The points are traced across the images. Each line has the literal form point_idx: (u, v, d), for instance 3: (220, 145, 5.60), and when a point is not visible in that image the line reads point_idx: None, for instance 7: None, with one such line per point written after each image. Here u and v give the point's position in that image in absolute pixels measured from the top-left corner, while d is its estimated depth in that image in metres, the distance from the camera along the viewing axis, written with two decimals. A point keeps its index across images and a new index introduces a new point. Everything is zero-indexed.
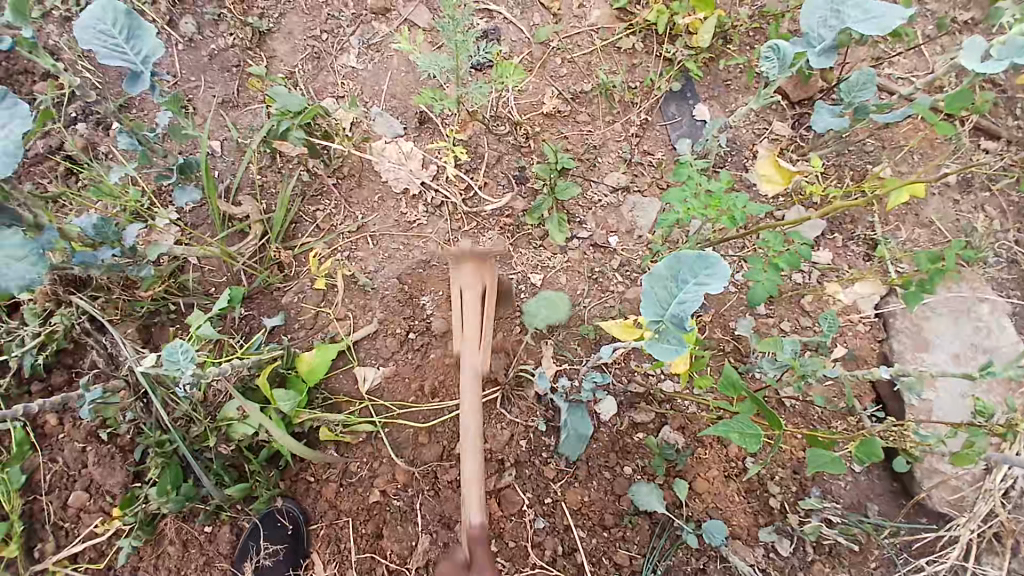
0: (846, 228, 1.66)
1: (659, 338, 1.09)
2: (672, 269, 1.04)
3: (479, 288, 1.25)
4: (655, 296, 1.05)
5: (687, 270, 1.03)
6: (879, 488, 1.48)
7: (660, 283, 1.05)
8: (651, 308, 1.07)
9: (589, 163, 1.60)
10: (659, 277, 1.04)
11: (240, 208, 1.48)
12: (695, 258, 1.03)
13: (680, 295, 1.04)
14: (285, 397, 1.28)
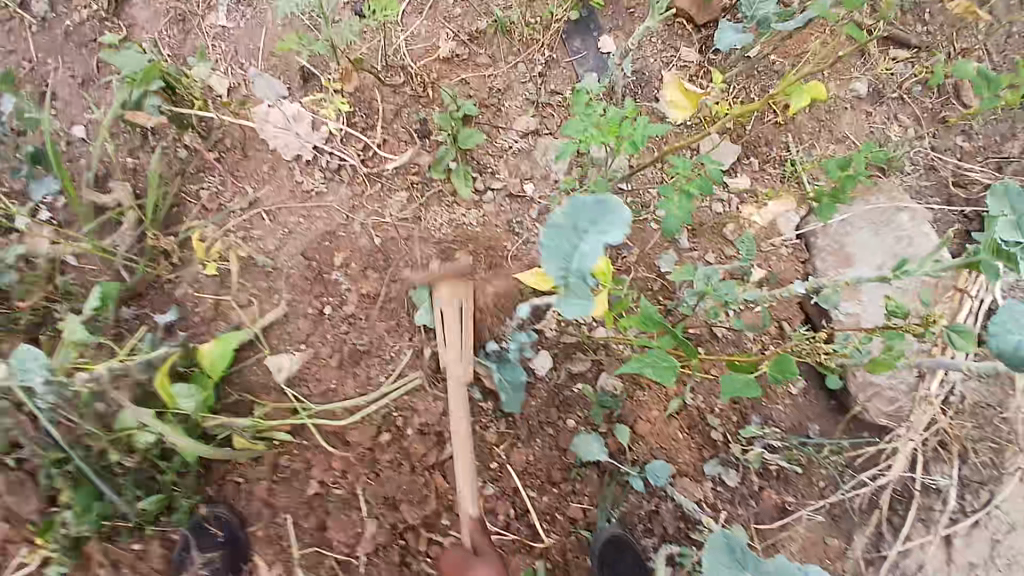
0: (763, 150, 1.62)
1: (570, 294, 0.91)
2: (570, 216, 0.88)
3: (458, 304, 1.31)
4: (560, 247, 0.88)
5: (586, 215, 0.87)
6: (819, 407, 1.51)
7: (562, 234, 0.88)
8: (555, 262, 0.89)
9: (494, 108, 1.50)
10: (560, 228, 0.88)
11: (110, 195, 1.35)
12: (594, 201, 0.87)
13: (583, 247, 0.88)
14: (185, 395, 1.17)
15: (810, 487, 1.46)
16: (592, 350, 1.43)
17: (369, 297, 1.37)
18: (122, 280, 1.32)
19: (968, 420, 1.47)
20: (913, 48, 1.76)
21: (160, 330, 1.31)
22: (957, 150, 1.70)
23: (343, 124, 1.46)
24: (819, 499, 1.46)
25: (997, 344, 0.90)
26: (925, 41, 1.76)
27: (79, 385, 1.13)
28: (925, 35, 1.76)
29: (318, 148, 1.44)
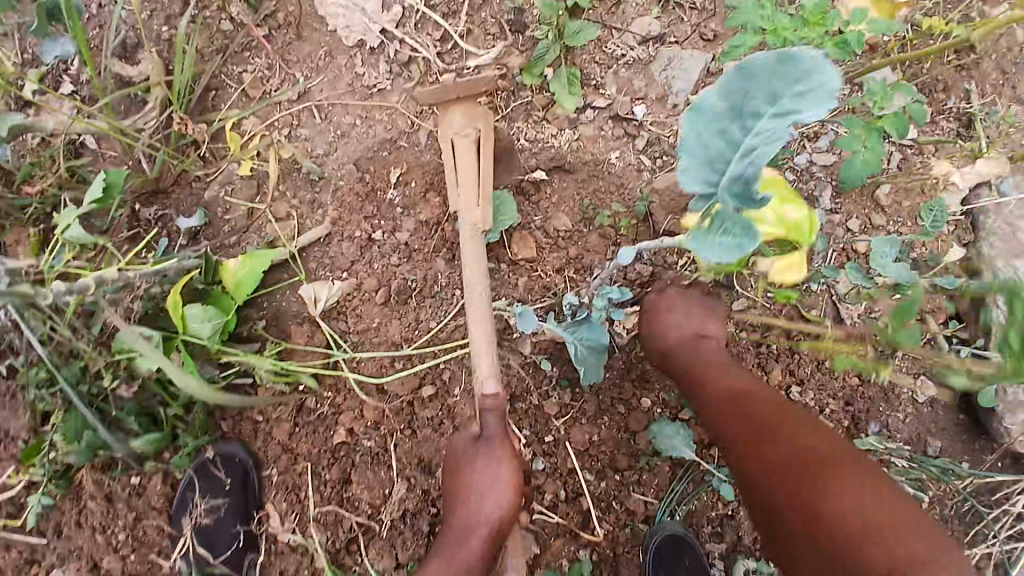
0: (936, 97, 1.28)
1: (714, 230, 0.74)
2: (743, 81, 0.68)
3: (472, 132, 1.00)
4: (705, 147, 0.72)
5: (768, 80, 0.68)
6: (945, 420, 1.25)
7: (716, 108, 0.70)
8: (696, 176, 0.73)
9: (611, 3, 1.16)
10: (708, 112, 0.70)
11: (137, 69, 1.14)
12: (778, 58, 0.68)
13: (748, 139, 0.69)
14: (202, 319, 0.98)
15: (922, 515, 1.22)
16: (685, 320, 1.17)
17: (428, 226, 1.13)
18: (142, 173, 1.09)
19: None
20: None
21: (184, 236, 1.10)
22: None
23: (422, 6, 1.16)
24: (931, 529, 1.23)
25: None
26: None
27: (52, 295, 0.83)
28: None
29: (386, 34, 1.15)
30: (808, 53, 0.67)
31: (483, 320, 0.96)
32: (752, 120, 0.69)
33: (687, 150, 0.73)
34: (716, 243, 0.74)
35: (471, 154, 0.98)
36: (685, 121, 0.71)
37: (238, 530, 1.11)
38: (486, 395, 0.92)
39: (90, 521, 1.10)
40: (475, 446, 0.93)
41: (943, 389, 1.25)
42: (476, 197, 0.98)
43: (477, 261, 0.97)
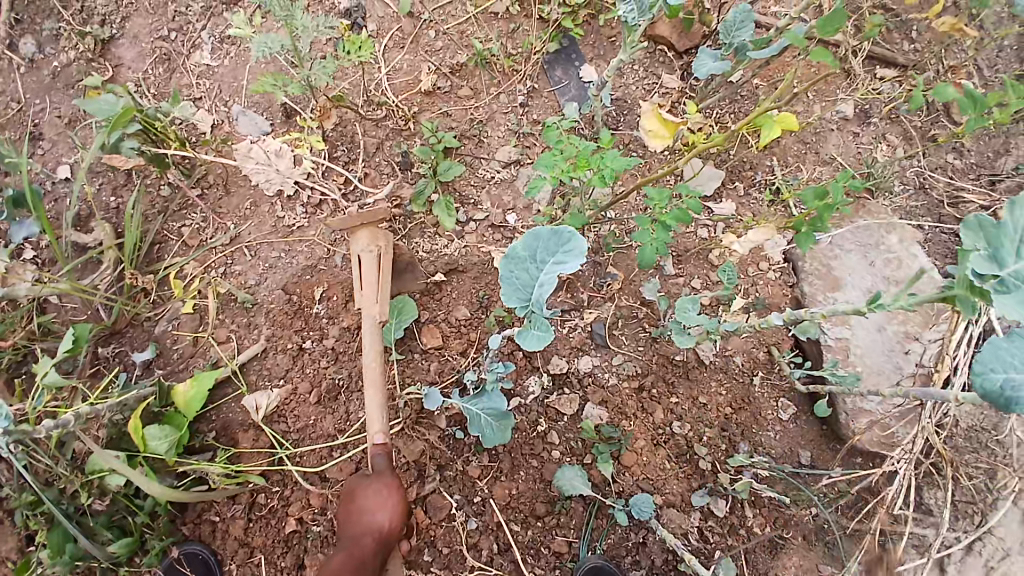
0: (747, 176, 1.62)
1: (531, 327, 1.03)
2: (529, 248, 0.98)
3: (375, 251, 1.25)
4: (521, 280, 1.00)
5: (545, 248, 0.97)
6: (809, 433, 1.45)
7: (520, 261, 0.99)
8: (514, 295, 1.00)
9: (476, 140, 1.51)
10: (518, 259, 0.98)
11: (91, 235, 1.35)
12: (551, 233, 0.97)
13: (540, 277, 0.99)
14: (157, 436, 1.17)
15: (799, 522, 1.40)
16: (573, 382, 1.42)
17: (349, 330, 1.36)
18: (101, 320, 1.31)
19: (963, 443, 1.39)
20: (899, 68, 1.78)
21: (139, 367, 1.30)
22: (947, 168, 1.69)
23: (325, 161, 1.45)
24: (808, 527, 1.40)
25: (983, 382, 0.84)
26: (909, 60, 1.76)
27: (39, 431, 1.04)
28: (911, 52, 1.79)
29: (299, 184, 1.43)
30: (574, 232, 0.97)
31: (377, 389, 1.18)
32: (543, 265, 0.98)
33: (507, 282, 1.00)
34: (535, 336, 1.04)
35: (373, 267, 1.24)
36: (503, 265, 0.99)
37: None
38: (374, 445, 1.15)
39: None
40: (366, 479, 1.17)
41: (801, 406, 1.47)
42: (376, 296, 1.23)
43: (373, 343, 1.20)
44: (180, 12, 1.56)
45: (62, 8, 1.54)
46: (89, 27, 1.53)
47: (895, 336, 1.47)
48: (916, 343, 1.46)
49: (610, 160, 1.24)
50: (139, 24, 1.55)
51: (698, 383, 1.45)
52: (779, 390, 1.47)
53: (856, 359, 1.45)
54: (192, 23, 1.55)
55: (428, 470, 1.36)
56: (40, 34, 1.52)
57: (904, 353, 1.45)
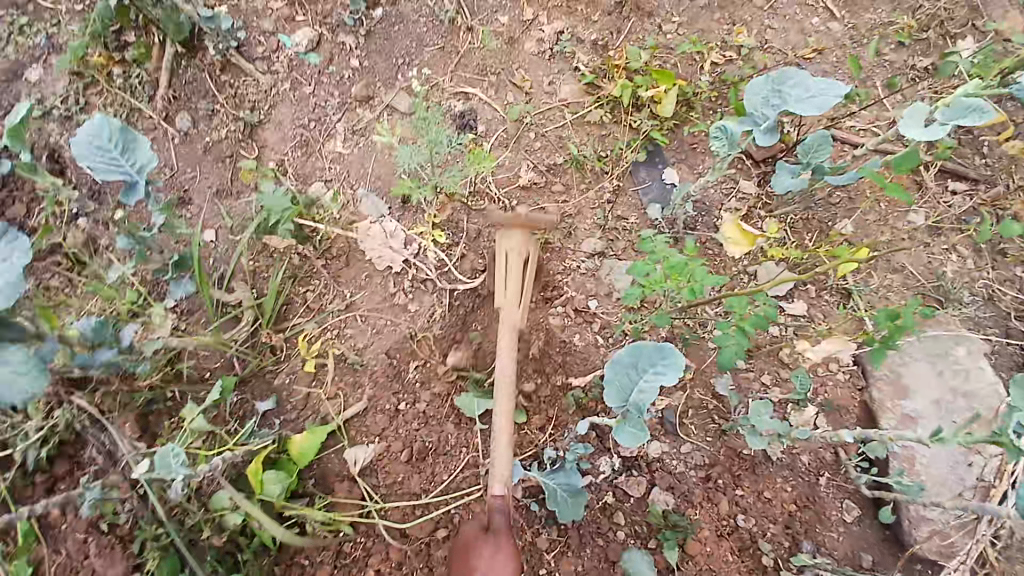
0: (819, 279, 1.69)
1: (626, 424, 1.24)
2: (634, 358, 1.20)
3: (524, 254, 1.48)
4: (623, 383, 1.22)
5: (647, 359, 1.20)
6: (871, 537, 1.47)
7: (625, 368, 1.20)
8: (615, 395, 1.22)
9: (566, 231, 1.68)
10: (624, 365, 1.20)
11: (230, 295, 1.56)
12: (655, 348, 1.19)
13: (640, 382, 1.21)
14: (275, 481, 1.32)
15: None
16: (641, 462, 1.50)
17: (440, 397, 1.50)
18: (233, 369, 1.51)
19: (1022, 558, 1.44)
20: (970, 182, 1.86)
21: (259, 415, 1.47)
22: (1018, 283, 1.74)
23: (434, 248, 1.64)
24: None
25: None
26: (984, 175, 1.85)
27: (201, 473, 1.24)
28: (983, 168, 1.86)
29: (407, 262, 1.62)
30: (673, 347, 1.20)
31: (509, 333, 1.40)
32: (643, 372, 1.21)
33: (610, 384, 1.22)
34: (629, 434, 1.24)
35: (519, 269, 1.47)
36: (609, 369, 1.21)
37: None
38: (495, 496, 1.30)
39: None
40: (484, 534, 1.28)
41: (866, 509, 1.49)
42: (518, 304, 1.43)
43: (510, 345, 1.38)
44: (320, 105, 1.82)
45: (219, 92, 1.82)
46: (241, 112, 1.81)
47: (960, 448, 1.48)
48: (980, 456, 1.47)
49: (699, 273, 1.46)
50: (284, 112, 1.82)
51: (763, 478, 1.50)
52: (845, 491, 1.49)
53: (920, 469, 1.47)
54: (329, 115, 1.81)
55: None
56: (195, 113, 1.81)
57: (968, 466, 1.47)
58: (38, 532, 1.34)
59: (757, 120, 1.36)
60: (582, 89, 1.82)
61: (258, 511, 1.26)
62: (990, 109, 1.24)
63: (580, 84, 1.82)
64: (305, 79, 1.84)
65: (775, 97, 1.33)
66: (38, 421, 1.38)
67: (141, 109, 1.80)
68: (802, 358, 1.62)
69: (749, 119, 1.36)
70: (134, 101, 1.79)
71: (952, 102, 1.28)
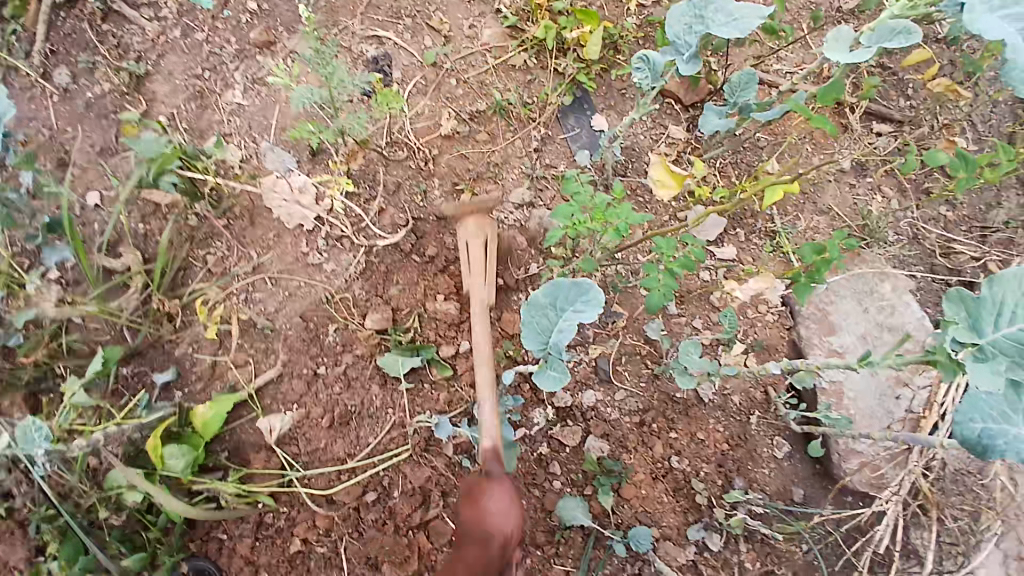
0: (747, 222, 1.69)
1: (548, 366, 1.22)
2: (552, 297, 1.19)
3: (482, 239, 1.42)
4: (541, 323, 1.20)
5: (566, 297, 1.19)
6: (802, 471, 1.49)
7: (544, 307, 1.19)
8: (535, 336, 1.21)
9: (491, 181, 1.60)
10: (541, 305, 1.19)
11: (120, 260, 1.41)
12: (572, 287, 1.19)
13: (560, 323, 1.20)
14: (175, 455, 1.21)
15: (790, 558, 1.44)
16: (574, 412, 1.47)
17: (362, 358, 1.42)
18: (126, 341, 1.37)
19: (949, 486, 1.49)
20: (895, 123, 1.87)
21: (159, 388, 1.35)
22: (939, 220, 1.78)
23: (341, 199, 1.52)
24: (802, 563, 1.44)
25: (963, 430, 1.00)
26: (907, 116, 1.87)
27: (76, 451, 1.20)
28: (905, 109, 1.89)
29: (320, 218, 1.50)
30: (589, 286, 1.22)
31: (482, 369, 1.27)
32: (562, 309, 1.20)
33: (530, 324, 1.20)
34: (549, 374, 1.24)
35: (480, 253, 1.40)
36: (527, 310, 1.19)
37: None
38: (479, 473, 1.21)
39: None
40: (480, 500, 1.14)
41: (797, 445, 1.50)
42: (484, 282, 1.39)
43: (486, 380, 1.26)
44: (216, 52, 1.65)
45: (100, 43, 1.63)
46: (126, 62, 1.62)
47: (886, 380, 1.51)
48: (906, 390, 1.51)
49: (624, 212, 1.40)
50: (176, 62, 1.64)
51: (696, 419, 1.49)
52: (775, 429, 1.50)
53: (848, 402, 1.49)
54: (227, 63, 1.65)
55: (431, 498, 1.36)
56: (75, 67, 1.60)
57: (896, 398, 1.50)
58: None
59: (680, 48, 1.30)
60: (504, 32, 1.72)
61: (156, 487, 1.17)
62: (915, 31, 1.20)
63: (502, 27, 1.72)
64: (197, 25, 1.66)
65: (698, 24, 1.27)
66: None
67: (16, 67, 1.58)
68: (729, 298, 1.59)
69: (673, 48, 1.30)
70: (6, 58, 1.58)
71: (872, 27, 1.25)
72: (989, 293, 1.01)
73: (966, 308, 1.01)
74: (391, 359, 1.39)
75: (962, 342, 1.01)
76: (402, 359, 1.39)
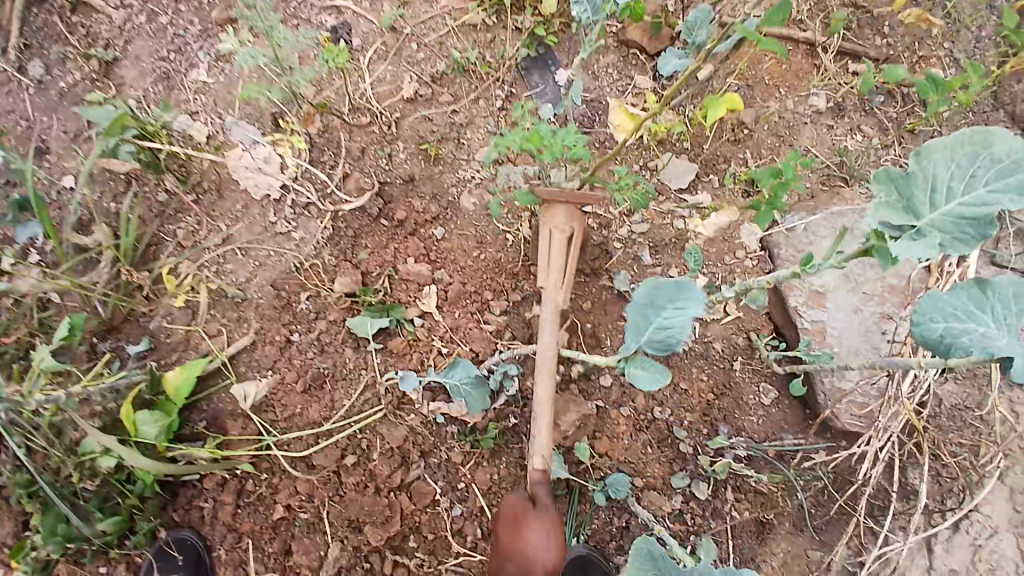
0: (720, 168, 1.65)
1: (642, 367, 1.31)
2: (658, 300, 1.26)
3: (568, 230, 1.34)
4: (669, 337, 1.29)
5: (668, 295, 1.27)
6: (791, 416, 1.46)
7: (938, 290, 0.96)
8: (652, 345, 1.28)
9: (455, 141, 1.59)
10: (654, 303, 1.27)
11: (91, 237, 1.42)
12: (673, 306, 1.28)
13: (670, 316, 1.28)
14: (150, 422, 1.24)
15: (781, 507, 1.41)
16: None
17: (335, 323, 1.42)
18: (99, 314, 1.38)
19: (946, 423, 1.43)
20: (873, 61, 1.82)
21: (134, 358, 1.38)
22: None
23: (292, 159, 1.52)
24: (793, 507, 1.41)
25: (921, 331, 0.98)
26: (885, 53, 1.82)
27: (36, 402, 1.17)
28: (885, 46, 1.83)
29: (285, 186, 1.50)
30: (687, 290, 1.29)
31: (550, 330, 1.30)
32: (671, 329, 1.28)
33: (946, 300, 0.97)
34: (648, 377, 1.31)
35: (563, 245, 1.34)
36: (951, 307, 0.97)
37: None
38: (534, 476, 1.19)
39: None
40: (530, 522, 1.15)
41: (782, 390, 1.47)
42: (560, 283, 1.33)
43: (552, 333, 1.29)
44: (178, 34, 1.66)
45: (70, 33, 1.65)
46: (95, 50, 1.63)
47: (872, 316, 1.47)
48: (892, 322, 1.46)
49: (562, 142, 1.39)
50: (142, 46, 1.66)
51: (678, 370, 1.47)
52: (760, 375, 1.48)
53: (832, 340, 1.46)
54: (190, 44, 1.65)
55: (411, 458, 1.36)
56: (48, 58, 1.63)
57: (881, 333, 1.46)
58: None
59: None
60: None
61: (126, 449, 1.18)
62: None
63: None
64: (160, 8, 1.67)
65: None
66: None
67: None
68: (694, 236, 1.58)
69: None
70: None
71: None
72: (918, 169, 0.95)
73: (897, 188, 0.96)
74: (359, 320, 1.39)
75: (900, 225, 0.94)
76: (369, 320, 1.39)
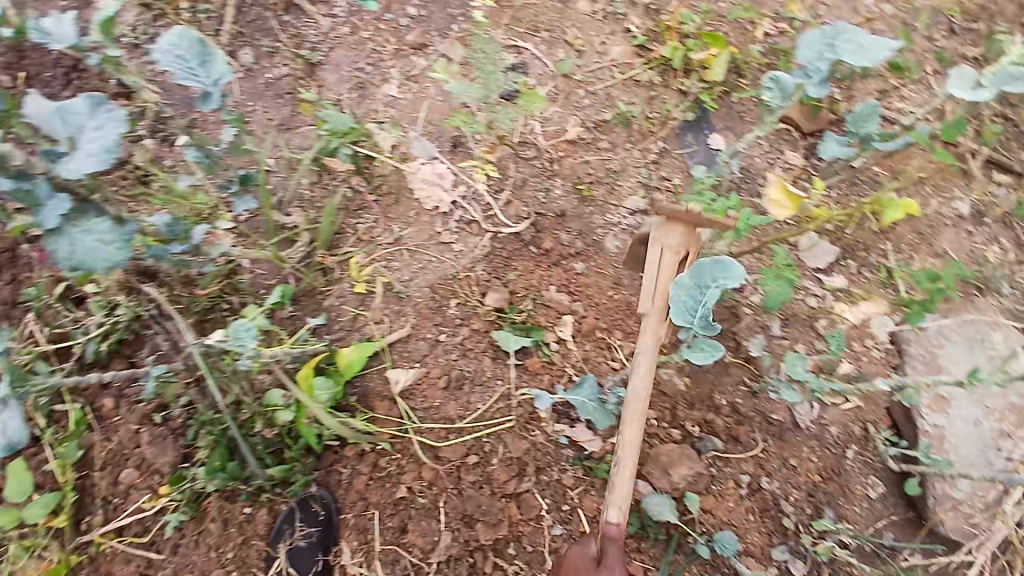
0: (856, 255, 1.72)
1: None
2: None
3: (645, 310, 1.41)
4: None
5: None
6: (894, 513, 1.50)
7: None
8: None
9: (611, 186, 1.71)
10: None
11: (291, 218, 1.62)
12: None
13: None
14: (324, 389, 1.41)
15: None
16: (670, 413, 1.55)
17: (478, 333, 1.57)
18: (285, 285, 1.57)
19: None
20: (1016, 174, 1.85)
21: (312, 329, 1.53)
22: None
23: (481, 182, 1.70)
24: None
25: None
26: None
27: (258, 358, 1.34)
28: None
29: (454, 202, 1.68)
30: None
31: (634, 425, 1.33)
32: None
33: None
34: None
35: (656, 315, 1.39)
36: None
37: (319, 558, 1.41)
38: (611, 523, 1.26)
39: (206, 542, 1.40)
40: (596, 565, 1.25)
41: (890, 486, 1.51)
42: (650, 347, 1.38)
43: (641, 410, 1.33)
44: (376, 50, 1.83)
45: (281, 31, 1.83)
46: (302, 51, 1.81)
47: (990, 431, 1.52)
48: (1009, 441, 1.50)
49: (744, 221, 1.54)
50: (342, 54, 1.83)
51: (789, 444, 1.53)
52: (868, 467, 1.52)
53: (949, 447, 1.50)
54: (385, 60, 1.82)
55: (527, 471, 1.48)
56: (258, 49, 1.80)
57: (997, 449, 1.50)
58: (89, 420, 1.44)
59: (809, 73, 1.34)
60: (632, 50, 1.85)
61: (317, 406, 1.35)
62: None
63: (631, 45, 1.86)
64: (363, 25, 1.87)
65: (828, 52, 1.32)
66: (100, 317, 1.44)
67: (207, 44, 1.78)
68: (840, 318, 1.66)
69: (803, 72, 1.35)
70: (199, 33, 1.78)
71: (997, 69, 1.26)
72: None
73: None
74: (506, 335, 1.53)
75: None
76: (514, 337, 1.53)
